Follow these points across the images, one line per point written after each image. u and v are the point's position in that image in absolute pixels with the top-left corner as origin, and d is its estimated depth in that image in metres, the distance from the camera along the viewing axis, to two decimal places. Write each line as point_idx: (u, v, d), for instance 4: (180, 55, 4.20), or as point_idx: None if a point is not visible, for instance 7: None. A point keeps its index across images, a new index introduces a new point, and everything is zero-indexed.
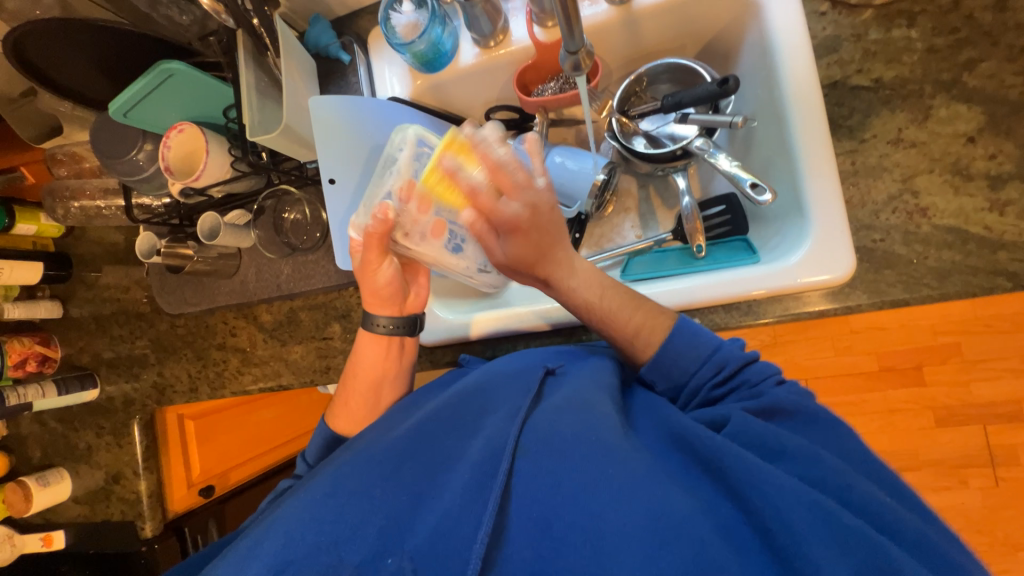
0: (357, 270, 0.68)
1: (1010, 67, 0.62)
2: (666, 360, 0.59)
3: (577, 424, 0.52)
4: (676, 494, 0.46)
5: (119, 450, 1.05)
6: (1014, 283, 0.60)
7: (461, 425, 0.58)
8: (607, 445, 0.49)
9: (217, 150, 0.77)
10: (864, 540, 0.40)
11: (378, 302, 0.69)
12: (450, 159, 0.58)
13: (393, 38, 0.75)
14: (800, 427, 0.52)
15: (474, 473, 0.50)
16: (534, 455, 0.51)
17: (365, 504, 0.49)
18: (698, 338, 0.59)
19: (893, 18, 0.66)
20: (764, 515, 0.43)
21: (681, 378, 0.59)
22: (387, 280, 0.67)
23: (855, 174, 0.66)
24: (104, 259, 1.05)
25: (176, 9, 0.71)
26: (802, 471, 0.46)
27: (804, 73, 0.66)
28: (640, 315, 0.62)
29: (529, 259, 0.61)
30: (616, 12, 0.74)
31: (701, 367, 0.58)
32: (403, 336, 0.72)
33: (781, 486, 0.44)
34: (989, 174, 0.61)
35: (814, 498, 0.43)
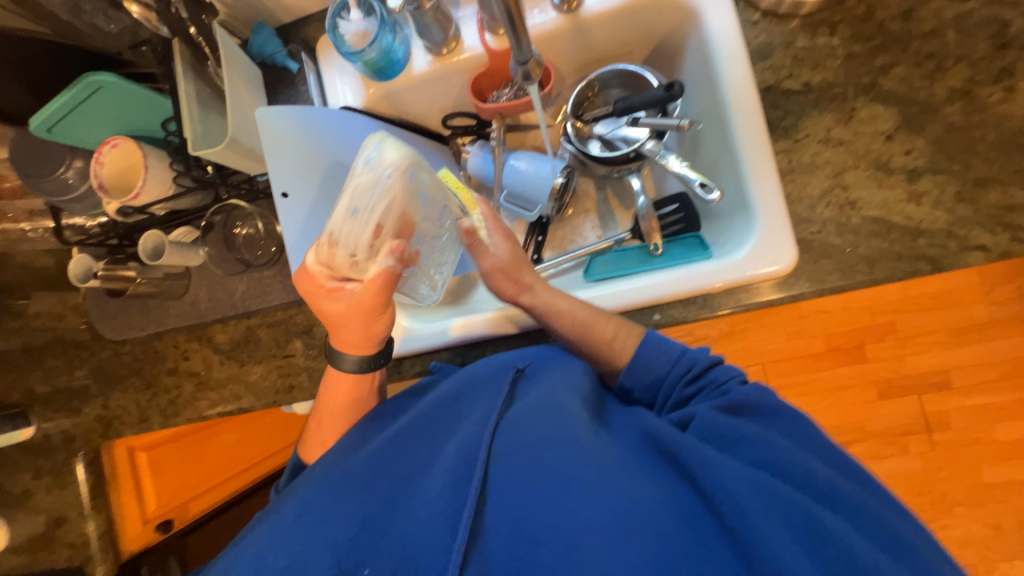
0: (331, 315, 0.64)
1: (919, 70, 0.67)
2: (638, 366, 0.64)
3: (549, 424, 0.53)
4: (648, 490, 0.47)
5: (61, 492, 0.97)
6: (933, 266, 0.66)
7: (435, 434, 0.57)
8: (582, 446, 0.50)
9: (157, 165, 0.73)
10: (809, 516, 0.44)
11: (355, 347, 0.67)
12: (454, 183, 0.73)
13: (343, 47, 0.74)
14: (766, 420, 0.55)
15: (449, 479, 0.50)
16: (508, 459, 0.51)
17: (338, 518, 0.48)
18: (665, 345, 0.64)
19: (816, 27, 0.71)
20: (714, 496, 0.46)
21: (655, 378, 0.63)
22: (367, 323, 0.65)
23: (792, 171, 0.70)
24: (33, 287, 0.97)
25: (102, 16, 0.66)
26: (756, 454, 0.50)
27: (742, 77, 0.70)
28: (613, 325, 0.67)
29: (512, 264, 0.73)
30: (565, 19, 0.76)
31: (673, 368, 0.63)
32: (371, 374, 0.70)
33: (738, 476, 0.47)
34: (906, 168, 0.67)
35: (756, 476, 0.47)
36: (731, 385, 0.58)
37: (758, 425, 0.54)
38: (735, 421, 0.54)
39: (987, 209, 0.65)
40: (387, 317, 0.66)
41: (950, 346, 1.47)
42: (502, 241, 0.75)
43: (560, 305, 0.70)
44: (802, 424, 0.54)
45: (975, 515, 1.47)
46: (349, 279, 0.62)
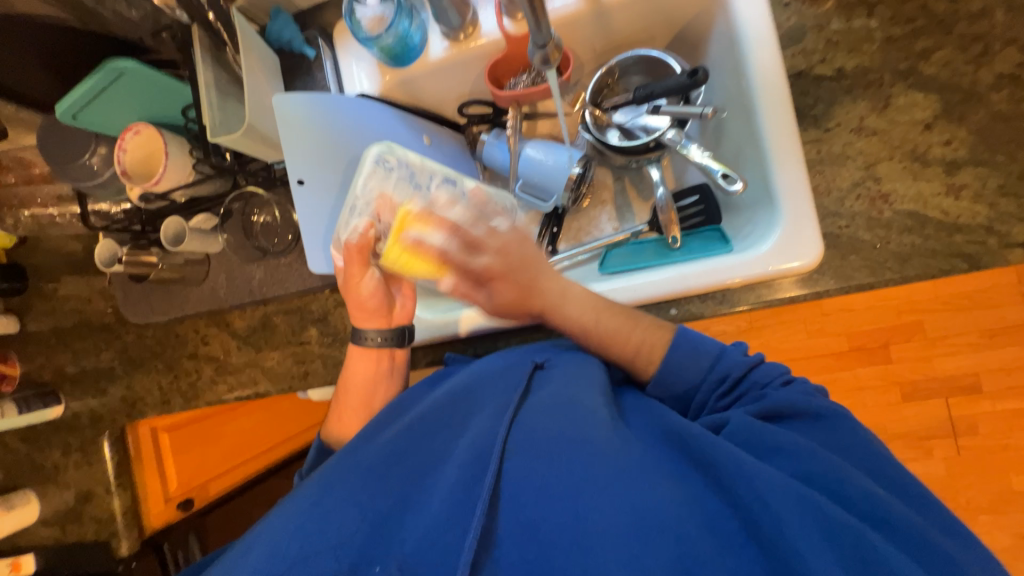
0: (343, 288, 0.73)
1: (963, 55, 0.63)
2: (668, 372, 0.61)
3: (564, 422, 0.52)
4: (664, 491, 0.47)
5: (88, 468, 1.01)
6: (970, 264, 0.62)
7: (449, 426, 0.57)
8: (598, 447, 0.49)
9: (177, 151, 0.74)
10: (847, 528, 0.42)
11: (368, 318, 0.72)
12: (413, 233, 0.65)
13: (359, 33, 0.73)
14: (801, 426, 0.53)
15: (463, 473, 0.50)
16: (523, 455, 0.50)
17: (352, 512, 0.48)
18: (700, 348, 0.61)
19: (853, 9, 0.67)
20: (748, 504, 0.45)
21: (688, 386, 0.61)
22: (370, 291, 0.71)
23: (821, 163, 0.67)
24: (62, 270, 1.00)
25: (125, 3, 0.68)
26: (792, 464, 0.48)
27: (770, 64, 0.67)
28: (639, 333, 0.63)
29: (517, 279, 0.68)
30: (585, 3, 0.74)
31: (706, 377, 0.60)
32: (399, 349, 0.74)
33: (769, 482, 0.45)
34: (945, 160, 0.63)
35: (799, 489, 0.44)
36: (768, 390, 0.56)
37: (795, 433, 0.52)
38: (765, 425, 0.52)
39: None
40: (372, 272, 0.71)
41: (982, 348, 1.41)
42: (503, 250, 0.69)
43: (579, 321, 0.65)
44: (849, 431, 0.52)
45: (1002, 524, 1.41)
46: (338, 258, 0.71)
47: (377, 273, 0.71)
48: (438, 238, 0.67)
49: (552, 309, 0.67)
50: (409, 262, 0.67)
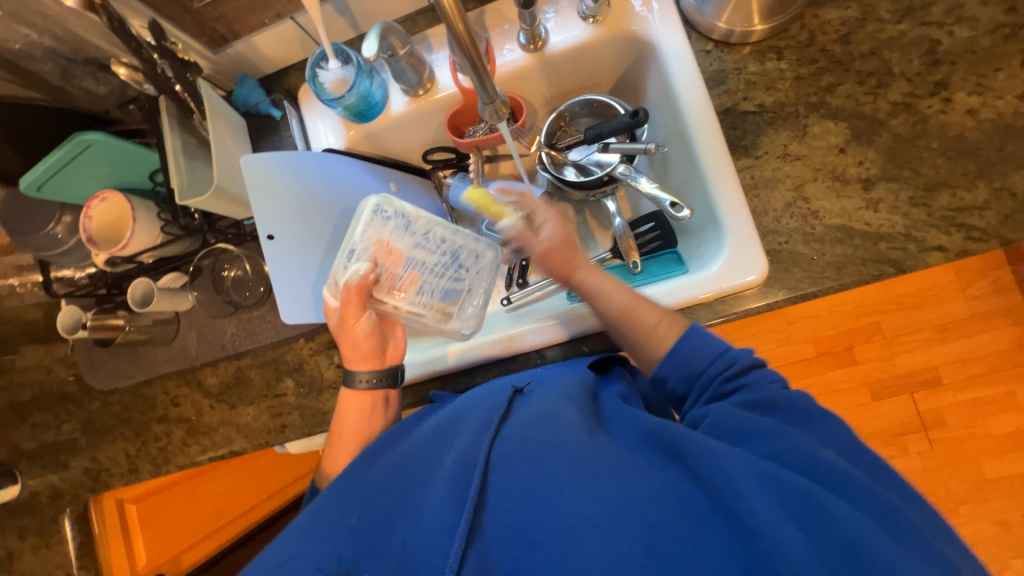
0: (336, 330, 0.71)
1: (861, 88, 0.72)
2: (680, 353, 0.62)
3: (544, 431, 0.54)
4: (644, 485, 0.48)
5: (46, 552, 0.96)
6: (897, 268, 0.69)
7: (435, 449, 0.58)
8: (578, 451, 0.51)
9: (144, 217, 0.75)
10: (809, 502, 0.44)
11: (363, 363, 0.70)
12: (496, 194, 0.83)
13: (323, 94, 0.78)
14: (791, 417, 0.53)
15: (449, 490, 0.50)
16: (507, 465, 0.52)
17: (341, 532, 0.50)
18: (709, 339, 0.61)
19: (765, 53, 0.76)
20: (718, 486, 0.47)
21: (697, 369, 0.60)
22: (364, 332, 0.69)
23: (755, 187, 0.74)
24: (22, 340, 0.97)
25: (91, 80, 0.71)
26: (765, 446, 0.50)
27: (699, 101, 0.74)
28: (658, 312, 0.67)
29: (564, 261, 0.76)
30: (531, 58, 0.81)
31: (714, 362, 0.60)
32: (387, 391, 0.72)
33: (731, 461, 0.47)
34: (861, 178, 0.71)
35: (767, 468, 0.46)
36: (763, 386, 0.56)
37: (773, 417, 0.53)
38: (744, 414, 0.53)
39: (940, 211, 0.69)
40: (366, 312, 0.70)
41: (937, 343, 1.49)
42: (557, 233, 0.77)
43: (616, 300, 0.70)
44: (829, 422, 0.53)
45: (982, 513, 1.46)
46: (336, 300, 0.71)
47: (372, 314, 0.71)
48: (426, 285, 0.77)
49: (580, 284, 0.74)
50: (489, 205, 0.82)
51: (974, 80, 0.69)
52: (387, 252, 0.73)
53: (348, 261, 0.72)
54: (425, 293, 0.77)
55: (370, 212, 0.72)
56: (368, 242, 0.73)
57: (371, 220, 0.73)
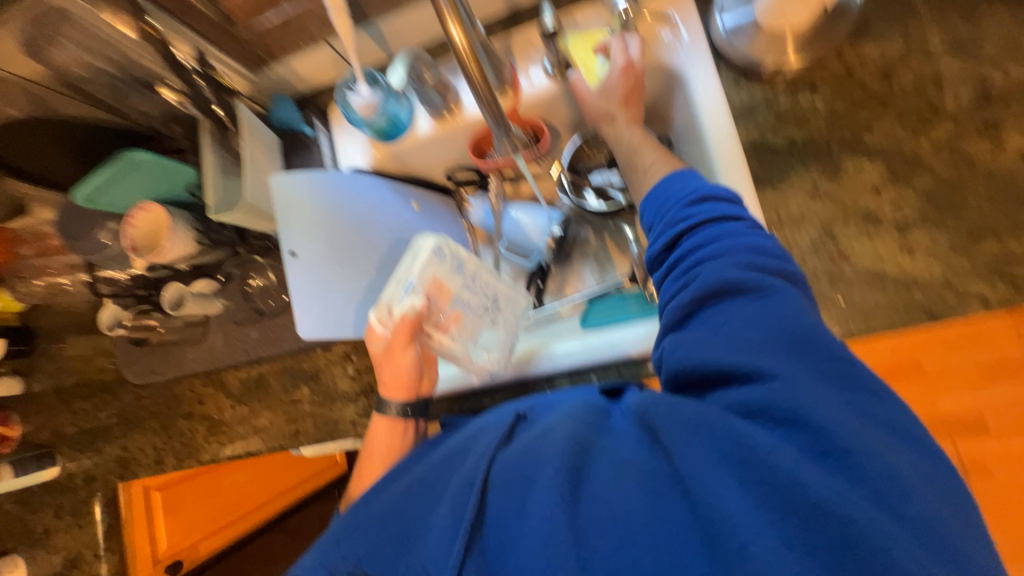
0: (379, 356, 0.71)
1: (901, 125, 0.69)
2: (664, 189, 0.61)
3: (532, 439, 0.52)
4: (622, 475, 0.45)
5: (78, 531, 1.02)
6: (932, 317, 0.65)
7: (442, 475, 0.55)
8: (553, 446, 0.49)
9: (181, 227, 0.79)
10: (776, 480, 0.40)
11: (397, 393, 0.71)
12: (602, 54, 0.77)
13: (353, 116, 0.81)
14: (761, 309, 0.48)
15: (451, 507, 0.50)
16: (502, 487, 0.49)
17: (352, 553, 0.53)
18: (692, 180, 0.60)
19: (797, 86, 0.73)
20: (688, 473, 0.43)
21: (670, 210, 0.59)
22: (408, 365, 0.71)
23: (781, 224, 0.71)
24: (69, 330, 1.05)
25: (143, 102, 0.77)
26: (744, 398, 0.45)
27: (724, 131, 0.72)
28: (658, 156, 0.69)
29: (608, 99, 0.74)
30: (555, 84, 0.82)
31: (689, 205, 0.57)
32: (412, 422, 0.73)
33: (693, 438, 0.44)
34: (896, 220, 0.67)
35: (728, 440, 0.43)
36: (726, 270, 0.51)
37: (742, 304, 0.49)
38: (715, 336, 0.49)
39: (984, 260, 0.64)
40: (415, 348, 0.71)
41: None
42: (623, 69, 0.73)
43: (628, 138, 0.72)
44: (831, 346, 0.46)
45: None
46: (385, 326, 0.71)
47: (417, 349, 0.72)
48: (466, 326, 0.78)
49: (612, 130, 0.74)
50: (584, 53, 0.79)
51: None
52: (440, 287, 0.74)
53: (403, 289, 0.71)
54: (462, 339, 0.78)
55: (434, 247, 0.72)
56: (424, 274, 0.72)
57: (429, 257, 0.72)
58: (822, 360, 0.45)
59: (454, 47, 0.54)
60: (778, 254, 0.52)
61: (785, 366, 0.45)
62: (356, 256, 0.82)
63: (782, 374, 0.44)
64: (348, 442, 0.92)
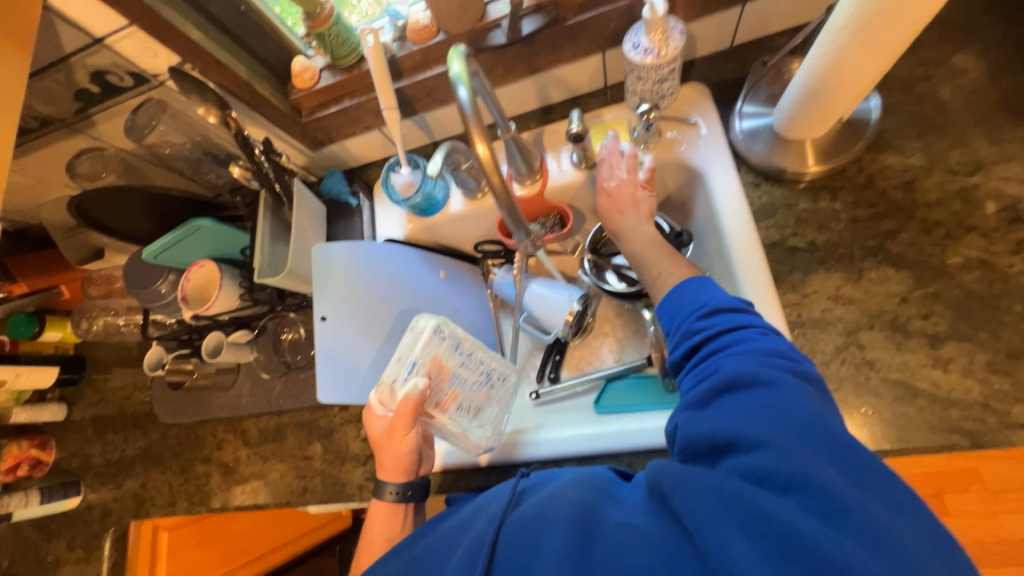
0: (379, 438, 0.73)
1: (926, 237, 0.68)
2: (671, 299, 0.62)
3: (540, 503, 0.52)
4: (635, 540, 0.45)
5: (86, 565, 1.04)
6: (971, 441, 0.60)
7: (454, 539, 0.56)
8: (559, 512, 0.49)
9: (229, 284, 0.87)
10: (783, 544, 0.39)
11: (395, 475, 0.72)
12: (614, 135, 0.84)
13: (393, 194, 0.88)
14: (757, 384, 0.48)
15: (456, 574, 0.49)
16: (510, 553, 0.49)
17: None
18: (704, 287, 0.60)
19: (817, 192, 0.75)
20: (696, 533, 0.42)
21: (672, 325, 0.60)
22: (408, 448, 0.72)
23: (802, 325, 0.70)
24: (116, 364, 1.13)
25: (213, 175, 0.89)
26: (746, 465, 0.44)
27: (744, 236, 0.73)
28: (670, 263, 0.69)
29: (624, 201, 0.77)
30: (581, 175, 0.87)
31: (693, 308, 0.59)
32: (408, 504, 0.72)
33: (700, 500, 0.43)
34: (926, 332, 0.65)
35: (734, 499, 0.42)
36: (724, 352, 0.53)
37: (743, 380, 0.49)
38: (716, 410, 0.49)
39: None
40: (416, 430, 0.73)
41: None
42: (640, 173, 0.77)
43: (641, 236, 0.74)
44: (828, 419, 0.45)
45: None
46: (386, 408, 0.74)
47: (417, 433, 0.73)
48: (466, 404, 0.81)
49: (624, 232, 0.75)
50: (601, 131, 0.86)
51: None
52: (440, 367, 0.78)
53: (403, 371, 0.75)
54: (461, 417, 0.81)
55: (433, 326, 0.78)
56: (421, 358, 0.77)
57: (428, 339, 0.77)
58: (828, 437, 0.43)
59: (477, 158, 0.57)
60: (778, 340, 0.52)
61: (792, 429, 0.44)
62: (381, 322, 0.87)
63: (784, 442, 0.43)
64: (352, 505, 0.91)
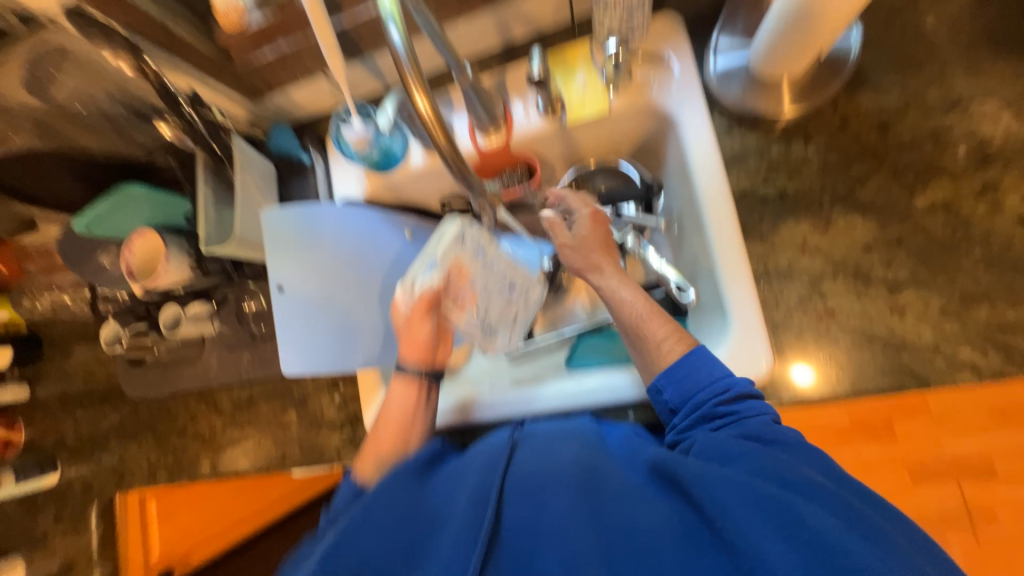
0: (401, 321, 0.76)
1: (896, 182, 0.67)
2: (681, 371, 0.63)
3: (544, 461, 0.57)
4: (647, 513, 0.51)
5: (75, 536, 1.06)
6: (919, 383, 0.63)
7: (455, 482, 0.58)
8: (570, 471, 0.55)
9: (176, 254, 0.82)
10: (805, 531, 0.45)
11: (412, 356, 0.75)
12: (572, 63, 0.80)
13: (346, 150, 0.82)
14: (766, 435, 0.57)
15: (468, 507, 0.53)
16: (515, 503, 0.54)
17: (370, 535, 0.52)
18: (712, 362, 0.63)
19: (791, 136, 0.72)
20: (712, 512, 0.48)
21: (689, 390, 0.62)
22: (423, 336, 0.75)
23: (768, 277, 0.70)
24: (74, 341, 1.08)
25: (137, 132, 0.79)
26: (751, 470, 0.52)
27: (716, 186, 0.70)
28: (667, 326, 0.67)
29: (594, 242, 0.75)
30: (548, 123, 0.81)
31: (710, 385, 0.61)
32: (421, 387, 0.75)
33: (722, 488, 0.49)
34: (887, 280, 0.66)
35: (757, 494, 0.48)
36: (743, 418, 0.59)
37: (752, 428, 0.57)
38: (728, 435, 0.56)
39: (976, 327, 0.62)
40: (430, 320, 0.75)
41: None
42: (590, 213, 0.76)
43: (624, 296, 0.71)
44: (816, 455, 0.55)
45: None
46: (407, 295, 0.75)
47: (433, 320, 0.76)
48: (482, 308, 0.79)
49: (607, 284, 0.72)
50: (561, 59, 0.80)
51: None
52: (459, 269, 0.75)
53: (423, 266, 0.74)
54: (480, 316, 0.80)
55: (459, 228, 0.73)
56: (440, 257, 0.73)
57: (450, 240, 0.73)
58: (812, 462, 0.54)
59: (417, 113, 0.53)
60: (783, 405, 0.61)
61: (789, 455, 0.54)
62: (344, 288, 0.83)
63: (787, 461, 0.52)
64: (334, 467, 0.93)
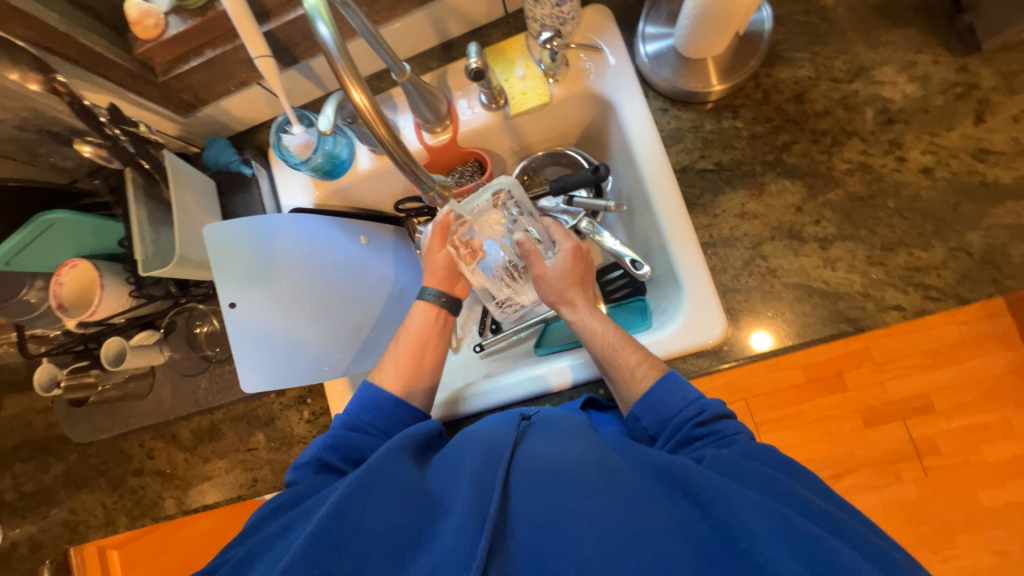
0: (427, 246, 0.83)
1: (816, 146, 0.73)
2: (655, 396, 0.63)
3: (557, 458, 0.54)
4: (658, 516, 0.48)
5: None
6: (854, 327, 0.69)
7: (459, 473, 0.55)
8: (584, 468, 0.52)
9: (113, 282, 0.76)
10: (813, 543, 0.44)
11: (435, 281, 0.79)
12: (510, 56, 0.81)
13: (289, 158, 0.79)
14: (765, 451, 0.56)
15: (474, 499, 0.50)
16: (524, 497, 0.51)
17: (377, 504, 0.50)
18: (685, 386, 0.63)
19: (721, 111, 0.76)
20: (725, 520, 0.47)
21: (667, 414, 0.62)
22: (442, 263, 0.79)
23: (714, 245, 0.74)
24: (4, 391, 0.99)
25: (57, 157, 0.76)
26: (761, 484, 0.51)
27: (658, 164, 0.74)
28: (636, 355, 0.68)
29: (565, 279, 0.75)
30: (492, 116, 0.83)
31: (684, 408, 0.61)
32: (443, 315, 0.79)
33: (736, 499, 0.48)
34: (818, 237, 0.71)
35: (770, 508, 0.47)
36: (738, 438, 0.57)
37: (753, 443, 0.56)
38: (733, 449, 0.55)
39: (897, 270, 0.69)
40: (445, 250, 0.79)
41: None
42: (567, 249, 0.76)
43: (593, 327, 0.72)
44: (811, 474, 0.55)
45: None
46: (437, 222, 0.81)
47: (451, 251, 0.79)
48: None
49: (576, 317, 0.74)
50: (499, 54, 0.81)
51: (927, 139, 0.70)
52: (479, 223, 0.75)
53: None
54: None
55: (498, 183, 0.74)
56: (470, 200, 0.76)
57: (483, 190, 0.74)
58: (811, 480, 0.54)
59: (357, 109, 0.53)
60: None
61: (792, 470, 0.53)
62: (302, 299, 0.81)
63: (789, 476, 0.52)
64: None
